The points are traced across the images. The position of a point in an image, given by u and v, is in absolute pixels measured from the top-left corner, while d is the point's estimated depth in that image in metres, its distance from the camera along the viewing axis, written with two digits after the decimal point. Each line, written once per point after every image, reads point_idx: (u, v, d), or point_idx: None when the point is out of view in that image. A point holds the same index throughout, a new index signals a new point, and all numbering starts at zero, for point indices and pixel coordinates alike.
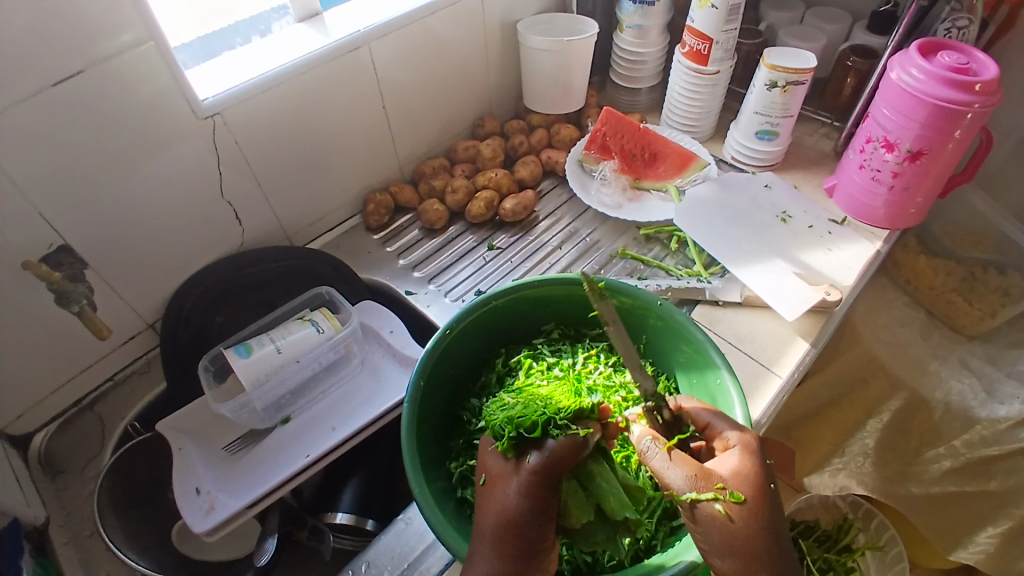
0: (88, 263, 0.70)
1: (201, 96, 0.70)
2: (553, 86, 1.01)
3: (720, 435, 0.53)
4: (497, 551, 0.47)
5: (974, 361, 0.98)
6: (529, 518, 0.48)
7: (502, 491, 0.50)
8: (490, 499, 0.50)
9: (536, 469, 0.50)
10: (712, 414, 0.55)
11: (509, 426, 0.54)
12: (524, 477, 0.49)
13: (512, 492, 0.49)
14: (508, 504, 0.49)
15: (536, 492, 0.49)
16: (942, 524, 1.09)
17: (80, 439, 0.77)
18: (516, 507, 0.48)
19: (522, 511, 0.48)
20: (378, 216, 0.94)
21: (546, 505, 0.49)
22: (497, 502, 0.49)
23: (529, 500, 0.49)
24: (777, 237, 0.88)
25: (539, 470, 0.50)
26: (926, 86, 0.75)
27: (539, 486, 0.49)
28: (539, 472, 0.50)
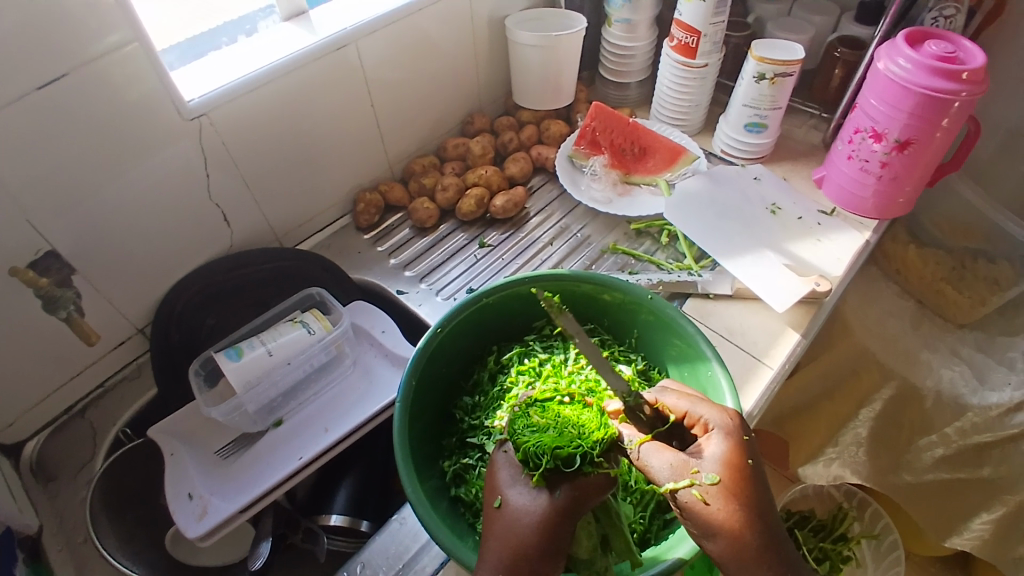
0: (77, 268, 0.70)
1: (186, 97, 0.70)
2: (542, 82, 1.01)
3: (699, 420, 0.52)
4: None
5: (965, 349, 0.99)
6: (544, 553, 0.47)
7: (515, 517, 0.49)
8: (503, 525, 0.49)
9: (561, 506, 0.49)
10: (689, 402, 0.53)
11: (546, 456, 0.51)
12: (545, 510, 0.49)
13: (530, 521, 0.48)
14: (524, 533, 0.48)
15: (554, 528, 0.48)
16: (936, 513, 1.09)
17: (72, 445, 0.76)
18: (532, 539, 0.48)
19: (537, 544, 0.47)
20: (368, 216, 0.93)
21: (561, 543, 0.48)
22: (510, 528, 0.49)
23: (546, 535, 0.48)
24: (767, 229, 0.88)
25: (563, 507, 0.49)
26: (914, 76, 0.75)
27: (557, 523, 0.49)
28: (563, 510, 0.49)
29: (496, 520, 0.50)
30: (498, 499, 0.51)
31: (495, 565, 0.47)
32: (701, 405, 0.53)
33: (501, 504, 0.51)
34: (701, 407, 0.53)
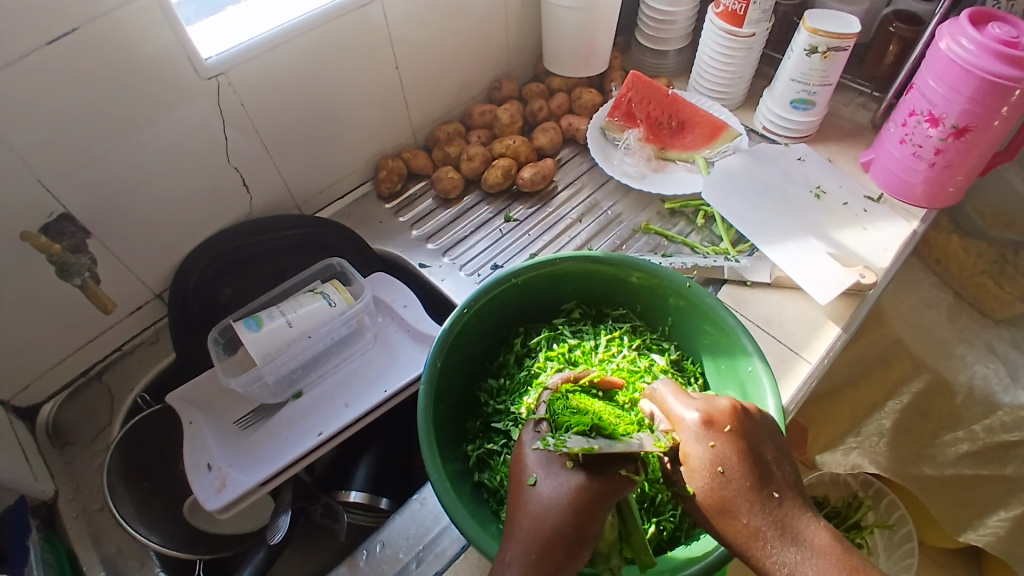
0: (91, 232, 0.67)
1: (204, 54, 0.66)
2: (575, 48, 0.95)
3: (679, 424, 0.51)
4: (533, 564, 0.44)
5: (1003, 346, 0.92)
6: (574, 533, 0.45)
7: (548, 501, 0.46)
8: (534, 505, 0.47)
9: (598, 486, 0.47)
10: (674, 402, 0.52)
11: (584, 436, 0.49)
12: (579, 490, 0.46)
13: (562, 501, 0.46)
14: (554, 514, 0.46)
15: (586, 506, 0.46)
16: (952, 506, 1.07)
17: (88, 410, 0.75)
18: (561, 520, 0.45)
19: (567, 526, 0.45)
20: (391, 184, 0.90)
21: (591, 525, 0.46)
22: (540, 507, 0.46)
23: (577, 514, 0.46)
24: (809, 214, 0.84)
25: (600, 487, 0.47)
26: (976, 58, 0.69)
27: (591, 504, 0.46)
28: (598, 492, 0.47)
29: (527, 498, 0.47)
30: (533, 477, 0.48)
31: (522, 547, 0.45)
32: (673, 414, 0.52)
33: (535, 482, 0.48)
34: (676, 413, 0.51)
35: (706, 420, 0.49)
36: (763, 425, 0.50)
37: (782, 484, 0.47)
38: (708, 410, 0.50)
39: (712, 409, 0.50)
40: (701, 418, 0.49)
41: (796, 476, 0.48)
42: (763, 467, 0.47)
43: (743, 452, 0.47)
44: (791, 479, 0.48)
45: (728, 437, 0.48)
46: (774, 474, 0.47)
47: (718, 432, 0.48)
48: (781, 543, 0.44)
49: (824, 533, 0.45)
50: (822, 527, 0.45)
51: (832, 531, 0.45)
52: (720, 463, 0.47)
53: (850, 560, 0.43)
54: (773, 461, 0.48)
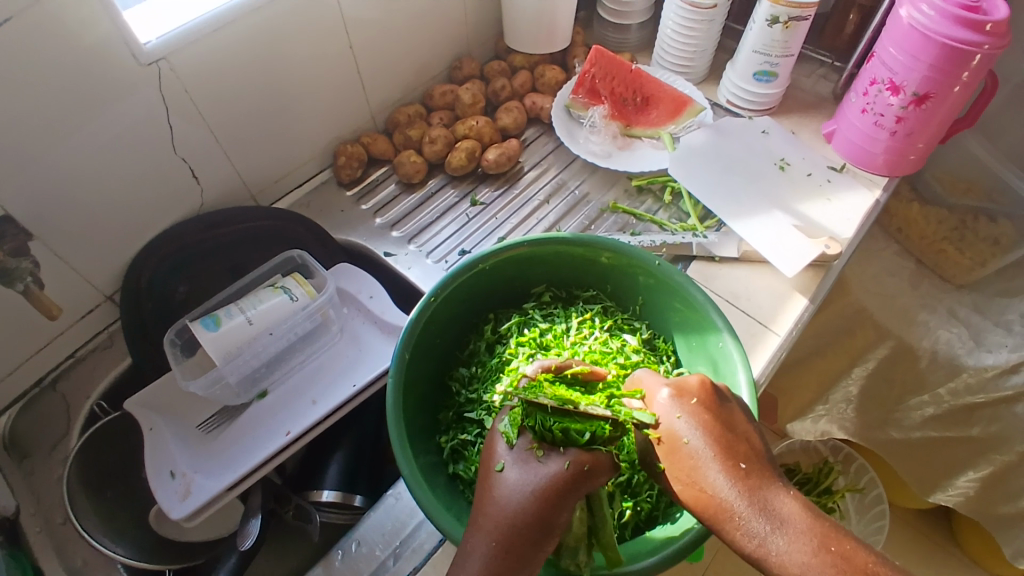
0: (33, 234, 0.63)
1: (143, 38, 0.62)
2: (535, 24, 0.93)
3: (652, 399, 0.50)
4: (493, 553, 0.42)
5: (962, 309, 0.96)
6: (540, 524, 0.44)
7: (508, 491, 0.45)
8: (500, 493, 0.45)
9: (567, 476, 0.45)
10: (648, 381, 0.52)
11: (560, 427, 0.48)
12: (548, 481, 0.45)
13: (527, 492, 0.45)
14: (520, 504, 0.44)
15: (554, 497, 0.45)
16: (921, 468, 1.09)
17: (43, 421, 0.71)
18: (526, 510, 0.44)
19: (532, 518, 0.44)
20: (350, 170, 0.86)
21: (558, 515, 0.45)
22: (505, 496, 0.45)
23: (544, 505, 0.44)
24: (774, 187, 0.84)
25: (570, 477, 0.46)
26: (936, 24, 0.69)
27: (559, 495, 0.45)
28: (568, 481, 0.45)
29: (492, 485, 0.46)
30: (499, 464, 0.47)
31: (484, 534, 0.44)
32: (646, 391, 0.52)
33: (501, 469, 0.47)
34: (647, 392, 0.51)
35: (676, 393, 0.49)
36: (730, 402, 0.50)
37: (749, 456, 0.46)
38: (677, 384, 0.50)
39: (681, 384, 0.50)
40: (670, 392, 0.49)
41: (765, 451, 0.47)
42: (731, 439, 0.46)
43: (711, 423, 0.47)
44: (759, 451, 0.47)
45: (695, 408, 0.48)
46: (742, 446, 0.46)
47: (687, 402, 0.48)
48: (749, 512, 0.42)
49: (795, 502, 0.44)
50: (793, 496, 0.44)
51: (802, 500, 0.44)
52: (686, 435, 0.46)
53: (822, 527, 0.42)
54: (740, 434, 0.47)
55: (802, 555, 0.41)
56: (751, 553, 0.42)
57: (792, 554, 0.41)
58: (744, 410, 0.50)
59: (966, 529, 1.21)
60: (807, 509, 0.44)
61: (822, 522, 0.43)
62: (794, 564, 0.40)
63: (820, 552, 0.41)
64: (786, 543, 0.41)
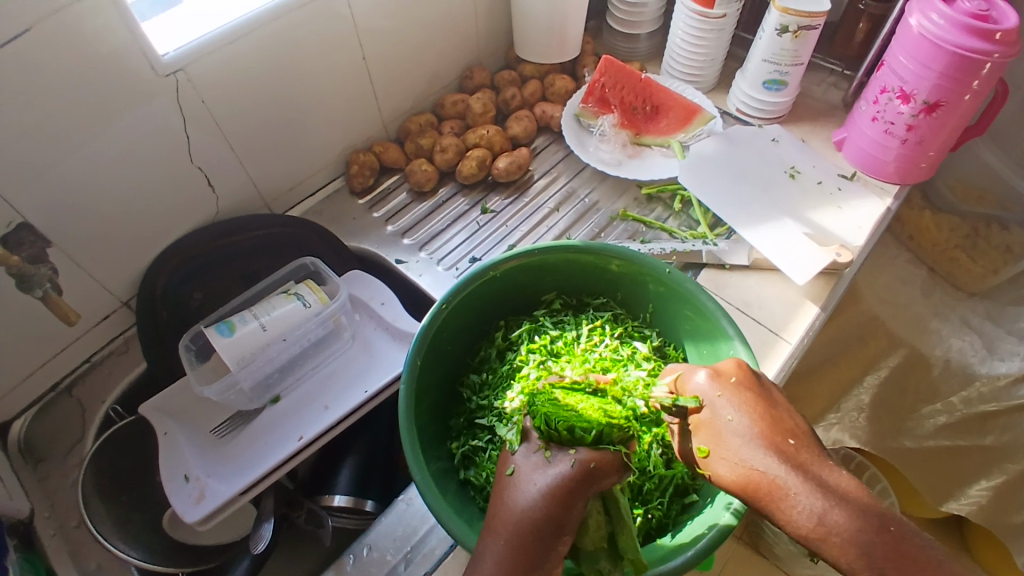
0: (52, 241, 0.64)
1: (161, 50, 0.63)
2: (545, 35, 0.94)
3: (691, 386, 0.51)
4: (507, 557, 0.42)
5: (975, 318, 0.96)
6: (552, 524, 0.44)
7: (517, 493, 0.45)
8: (510, 495, 0.46)
9: (574, 475, 0.45)
10: (685, 370, 0.53)
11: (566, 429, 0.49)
12: (558, 481, 0.45)
13: (537, 491, 0.45)
14: (529, 503, 0.44)
15: (564, 497, 0.45)
16: (934, 478, 1.08)
17: (59, 424, 0.72)
18: (537, 510, 0.44)
19: (543, 517, 0.44)
20: (363, 179, 0.88)
21: (571, 515, 0.44)
22: (516, 496, 0.45)
23: (555, 505, 0.44)
24: (785, 195, 0.84)
25: (579, 475, 0.46)
26: (946, 33, 0.69)
27: (570, 494, 0.45)
28: (577, 479, 0.45)
29: (504, 488, 0.47)
30: (510, 467, 0.48)
31: (502, 537, 0.43)
32: (683, 379, 0.52)
33: (512, 472, 0.48)
34: (685, 377, 0.52)
35: (714, 374, 0.50)
36: (772, 386, 0.50)
37: (794, 434, 0.45)
38: (714, 367, 0.51)
39: (720, 367, 0.51)
40: (708, 373, 0.50)
41: (811, 434, 0.47)
42: (775, 419, 0.46)
43: (752, 401, 0.47)
44: (805, 432, 0.46)
45: (736, 387, 0.48)
46: (787, 425, 0.46)
47: (725, 381, 0.49)
48: (800, 483, 0.41)
49: (846, 480, 0.42)
50: (843, 475, 0.43)
51: (853, 479, 0.42)
52: (727, 413, 0.47)
53: (877, 504, 0.40)
54: (782, 415, 0.47)
55: (858, 528, 0.39)
56: (800, 529, 0.40)
57: (846, 526, 0.39)
58: (786, 396, 0.50)
59: (980, 540, 1.19)
60: (859, 488, 0.42)
61: (876, 500, 0.41)
62: (853, 534, 0.38)
63: (878, 526, 0.39)
64: (840, 515, 0.39)
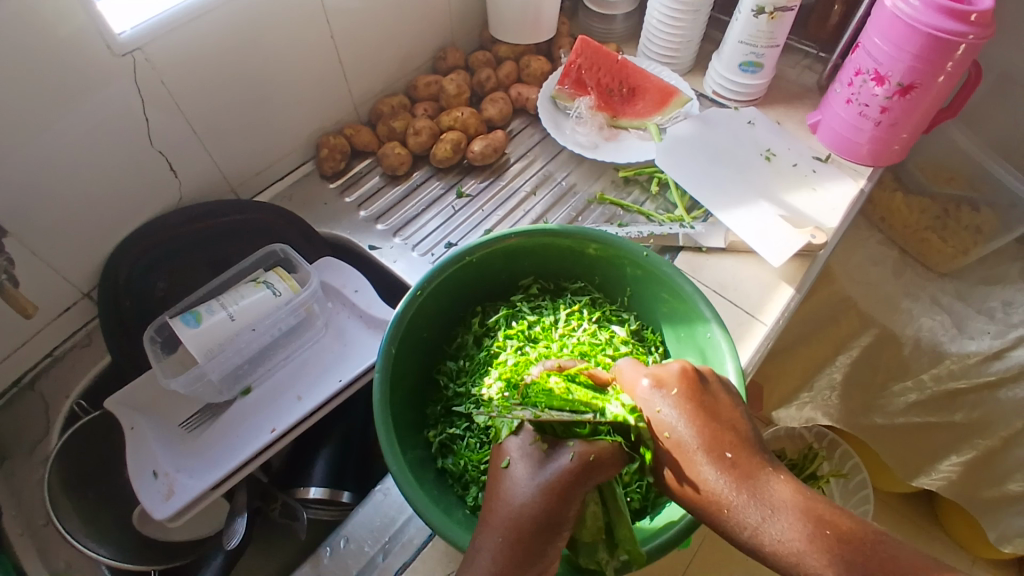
0: (6, 231, 0.61)
1: (117, 28, 0.60)
2: (520, 15, 0.92)
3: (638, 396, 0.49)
4: (500, 556, 0.41)
5: (945, 297, 0.97)
6: (548, 521, 0.42)
7: (512, 488, 0.44)
8: (506, 490, 0.44)
9: (574, 468, 0.44)
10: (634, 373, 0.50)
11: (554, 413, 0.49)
12: (556, 474, 0.44)
13: (532, 484, 0.44)
14: (525, 501, 0.43)
15: (561, 492, 0.43)
16: (905, 454, 1.11)
17: (22, 421, 0.69)
18: (537, 509, 0.42)
19: (538, 514, 0.42)
20: (333, 163, 0.85)
21: (568, 509, 0.43)
22: (510, 491, 0.44)
23: (553, 500, 0.43)
24: (760, 177, 0.84)
25: (576, 469, 0.44)
26: (921, 14, 0.69)
27: (568, 488, 0.44)
28: (575, 474, 0.44)
29: (500, 482, 0.45)
30: (504, 460, 0.47)
31: (491, 536, 0.42)
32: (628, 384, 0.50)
33: (507, 465, 0.46)
34: (629, 383, 0.50)
35: (659, 383, 0.48)
36: (715, 385, 0.49)
37: (735, 441, 0.45)
38: (658, 373, 0.49)
39: (662, 373, 0.49)
40: (650, 382, 0.48)
41: (752, 431, 0.46)
42: (716, 427, 0.45)
43: (693, 413, 0.46)
44: (745, 435, 0.45)
45: (677, 399, 0.47)
46: (728, 432, 0.45)
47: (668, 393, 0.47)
48: (740, 502, 0.42)
49: (786, 486, 0.43)
50: (783, 479, 0.43)
51: (793, 484, 0.43)
52: (669, 428, 0.46)
53: (816, 509, 0.41)
54: (725, 419, 0.46)
55: (795, 542, 0.40)
56: (745, 542, 0.42)
57: (786, 542, 0.40)
58: (730, 390, 0.49)
59: (950, 513, 1.23)
60: (798, 492, 0.42)
61: (814, 504, 0.41)
62: (789, 552, 0.40)
63: (815, 537, 0.40)
64: (780, 530, 0.40)
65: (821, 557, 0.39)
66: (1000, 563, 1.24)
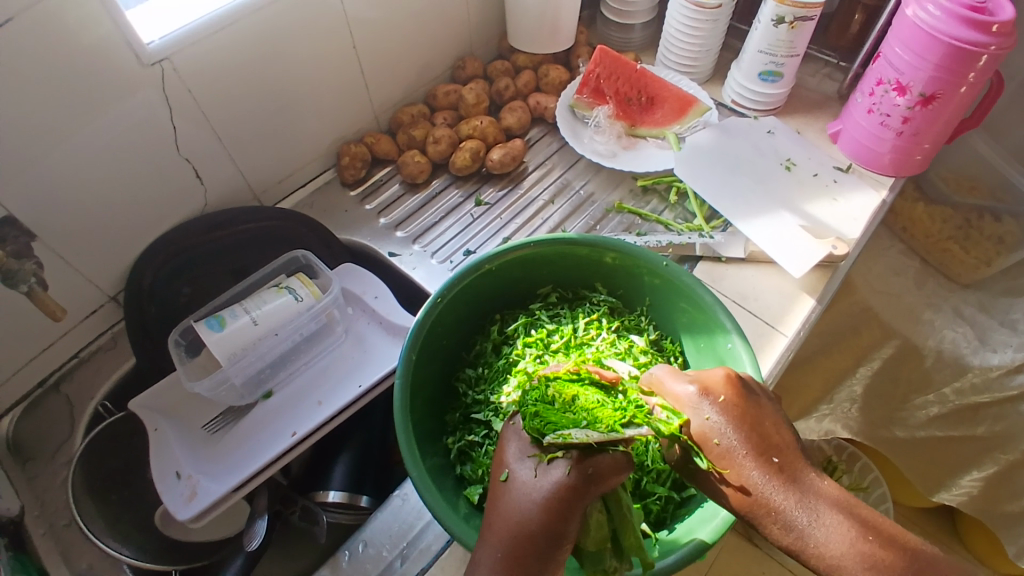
0: (36, 235, 0.62)
1: (146, 38, 0.62)
2: (540, 25, 0.93)
3: (683, 401, 0.50)
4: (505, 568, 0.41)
5: (967, 309, 0.96)
6: (546, 534, 0.42)
7: (512, 505, 0.44)
8: (506, 504, 0.44)
9: (572, 483, 0.44)
10: (677, 380, 0.52)
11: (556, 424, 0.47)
12: (553, 489, 0.44)
13: (530, 499, 0.44)
14: (525, 514, 0.43)
15: (559, 508, 0.43)
16: (926, 468, 1.09)
17: (48, 422, 0.71)
18: (535, 523, 0.43)
19: (539, 527, 0.43)
20: (354, 170, 0.86)
21: (567, 524, 0.43)
22: (512, 505, 0.44)
23: (551, 515, 0.43)
24: (780, 187, 0.83)
25: (575, 483, 0.44)
26: (943, 25, 0.69)
27: (565, 503, 0.43)
28: (572, 488, 0.44)
29: (499, 496, 0.45)
30: (504, 472, 0.46)
31: (493, 548, 0.42)
32: (669, 393, 0.52)
33: (507, 478, 0.46)
34: (670, 391, 0.52)
35: (706, 387, 0.49)
36: (757, 390, 0.51)
37: (781, 449, 0.47)
38: (702, 379, 0.50)
39: (707, 380, 0.50)
40: (696, 388, 0.50)
41: (794, 440, 0.49)
42: (762, 433, 0.47)
43: (740, 418, 0.48)
44: (790, 441, 0.48)
45: (723, 405, 0.48)
46: (773, 438, 0.47)
47: (715, 396, 0.49)
48: (790, 508, 0.44)
49: (830, 493, 0.45)
50: (827, 485, 0.45)
51: (836, 491, 0.45)
52: (718, 434, 0.47)
53: (858, 516, 0.43)
54: (770, 425, 0.48)
55: (841, 545, 0.42)
56: (788, 544, 0.44)
57: (832, 546, 0.42)
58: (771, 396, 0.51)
59: (971, 529, 1.20)
60: (842, 499, 0.44)
61: (857, 511, 0.44)
62: (835, 557, 0.41)
63: (860, 543, 0.42)
64: (827, 535, 0.42)
65: (865, 561, 0.41)
66: None
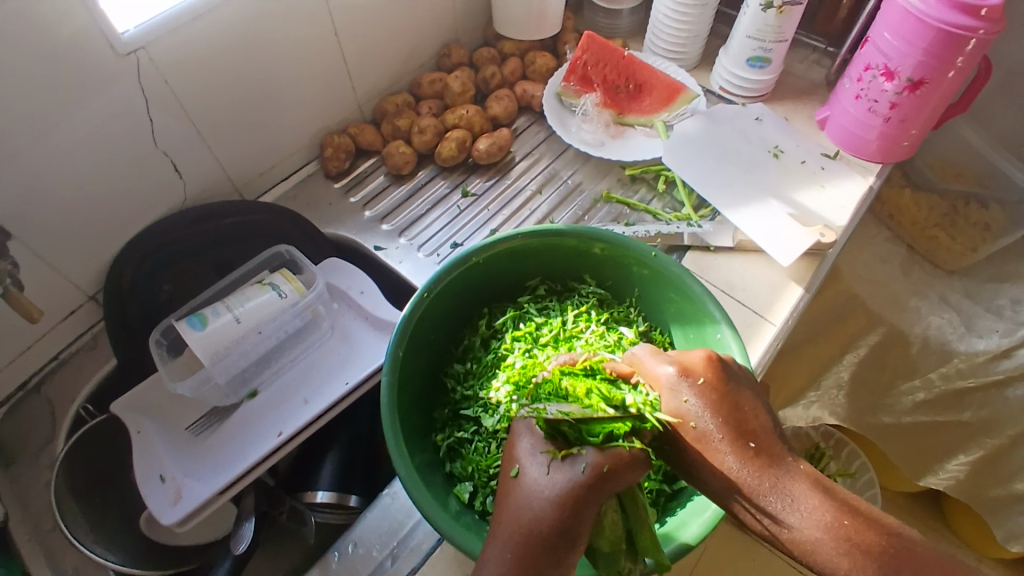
0: (9, 234, 0.60)
1: (120, 27, 0.59)
2: (526, 11, 0.91)
3: (659, 383, 0.51)
4: (516, 564, 0.41)
5: (953, 295, 0.96)
6: (560, 533, 0.42)
7: (522, 500, 0.43)
8: (517, 499, 0.43)
9: (587, 481, 0.43)
10: (657, 361, 0.52)
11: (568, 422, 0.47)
12: (568, 486, 0.43)
13: (542, 497, 0.43)
14: (536, 511, 0.42)
15: (571, 503, 0.42)
16: (911, 453, 1.11)
17: (28, 425, 0.69)
18: (548, 521, 0.42)
19: (551, 526, 0.42)
20: (338, 162, 0.84)
21: (581, 521, 0.42)
22: (523, 502, 0.43)
23: (563, 512, 0.42)
24: (768, 175, 0.83)
25: (591, 480, 0.43)
26: (932, 9, 0.68)
27: (578, 501, 0.43)
28: (586, 486, 0.43)
29: (509, 493, 0.44)
30: (515, 468, 0.45)
31: (504, 545, 0.42)
32: (647, 373, 0.52)
33: (518, 474, 0.45)
34: (650, 372, 0.52)
35: (684, 371, 0.50)
36: (737, 374, 0.51)
37: (757, 433, 0.47)
38: (682, 362, 0.51)
39: (688, 362, 0.51)
40: (676, 369, 0.50)
41: (774, 426, 0.49)
42: (739, 417, 0.48)
43: (717, 403, 0.48)
44: (767, 426, 0.48)
45: (701, 389, 0.49)
46: (750, 423, 0.48)
47: (694, 379, 0.50)
48: (765, 494, 0.44)
49: (804, 480, 0.45)
50: (802, 469, 0.46)
51: (811, 475, 0.45)
52: (695, 418, 0.48)
53: (833, 501, 0.43)
54: (747, 410, 0.49)
55: (814, 530, 0.42)
56: (763, 529, 0.44)
57: (805, 530, 0.42)
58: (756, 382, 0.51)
59: (955, 511, 1.22)
60: (817, 484, 0.45)
61: (832, 496, 0.44)
62: (809, 541, 0.42)
63: (833, 528, 0.42)
64: (801, 519, 0.43)
65: (838, 546, 0.41)
66: (1006, 560, 1.24)
